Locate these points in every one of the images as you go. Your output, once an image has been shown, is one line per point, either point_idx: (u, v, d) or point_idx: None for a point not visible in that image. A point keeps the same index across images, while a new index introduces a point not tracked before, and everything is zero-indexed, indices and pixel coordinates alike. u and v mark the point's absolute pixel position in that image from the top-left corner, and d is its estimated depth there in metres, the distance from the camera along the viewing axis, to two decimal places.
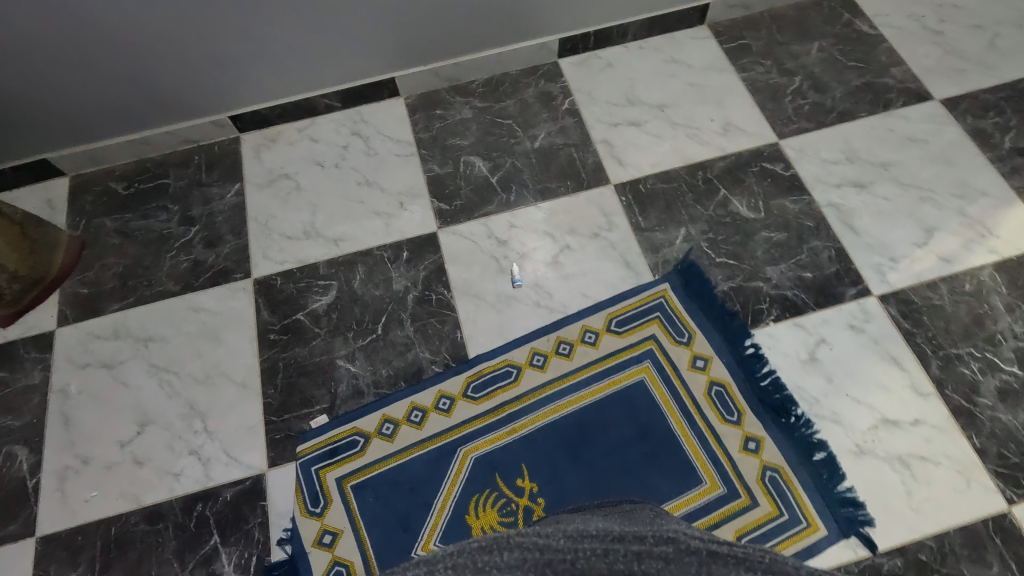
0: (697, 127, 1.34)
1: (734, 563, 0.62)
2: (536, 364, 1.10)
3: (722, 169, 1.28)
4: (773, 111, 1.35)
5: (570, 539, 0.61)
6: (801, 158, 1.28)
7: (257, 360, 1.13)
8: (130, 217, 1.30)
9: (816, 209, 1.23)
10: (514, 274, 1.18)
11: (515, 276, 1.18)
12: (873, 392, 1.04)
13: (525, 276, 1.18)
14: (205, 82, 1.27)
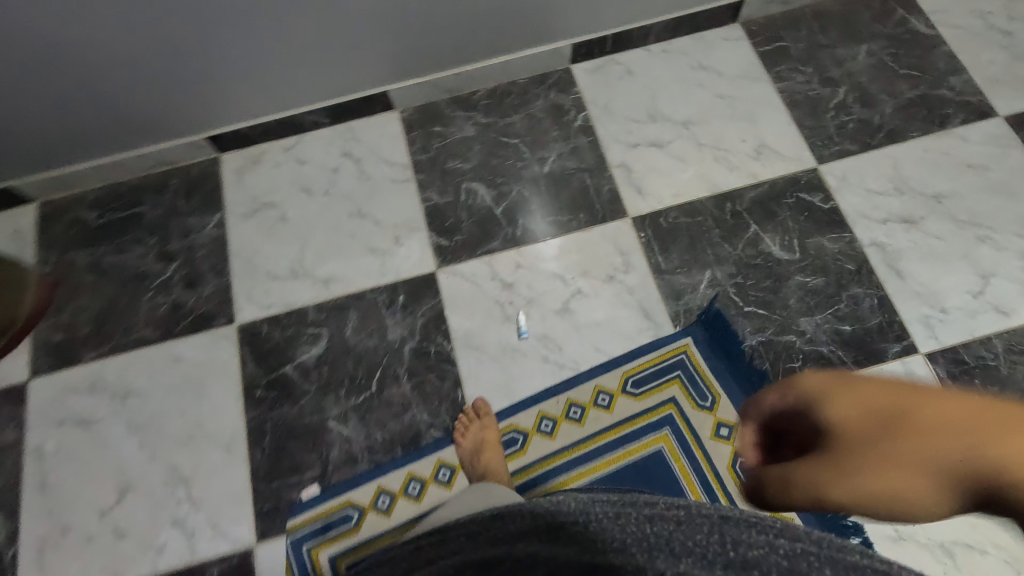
0: (726, 149, 1.19)
1: None
2: (544, 430, 1.01)
3: (753, 200, 1.15)
4: (813, 129, 1.20)
5: None
6: (843, 187, 1.14)
7: (244, 420, 1.05)
8: (103, 250, 1.19)
9: (858, 249, 1.10)
10: (519, 325, 1.08)
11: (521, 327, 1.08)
12: None
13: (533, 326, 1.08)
14: (179, 106, 1.12)
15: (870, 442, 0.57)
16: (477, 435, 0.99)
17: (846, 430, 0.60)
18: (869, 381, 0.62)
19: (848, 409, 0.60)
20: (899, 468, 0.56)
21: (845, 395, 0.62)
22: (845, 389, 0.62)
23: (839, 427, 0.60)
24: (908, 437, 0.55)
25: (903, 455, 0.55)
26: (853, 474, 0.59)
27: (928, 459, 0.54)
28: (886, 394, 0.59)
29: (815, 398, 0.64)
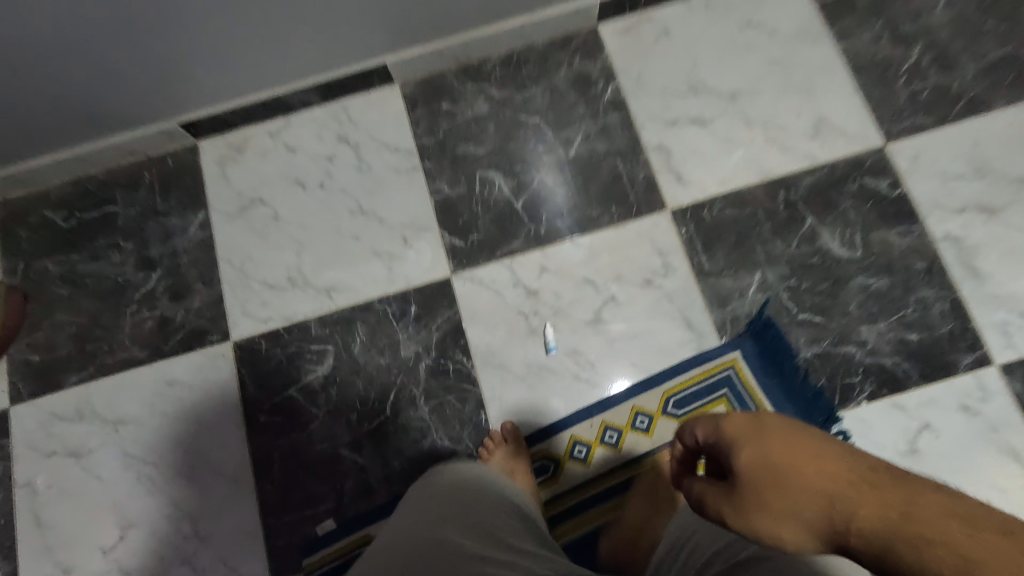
0: (779, 125, 1.03)
1: None
2: (577, 456, 0.93)
3: (810, 187, 1.00)
4: (881, 100, 1.03)
5: None
6: (914, 171, 1.00)
7: (248, 448, 0.97)
8: (76, 258, 1.06)
9: (929, 245, 0.97)
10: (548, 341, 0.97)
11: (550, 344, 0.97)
12: (984, 495, 0.87)
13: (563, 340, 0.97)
14: (142, 91, 0.96)
15: (777, 493, 0.60)
16: (506, 464, 0.90)
17: (774, 477, 0.60)
18: (780, 430, 0.64)
19: (773, 459, 0.61)
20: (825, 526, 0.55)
21: (778, 452, 0.62)
22: (779, 435, 0.64)
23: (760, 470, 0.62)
24: (809, 492, 0.57)
25: (813, 509, 0.56)
26: (763, 520, 0.61)
27: (840, 522, 0.54)
28: (797, 442, 0.62)
29: (737, 441, 0.66)
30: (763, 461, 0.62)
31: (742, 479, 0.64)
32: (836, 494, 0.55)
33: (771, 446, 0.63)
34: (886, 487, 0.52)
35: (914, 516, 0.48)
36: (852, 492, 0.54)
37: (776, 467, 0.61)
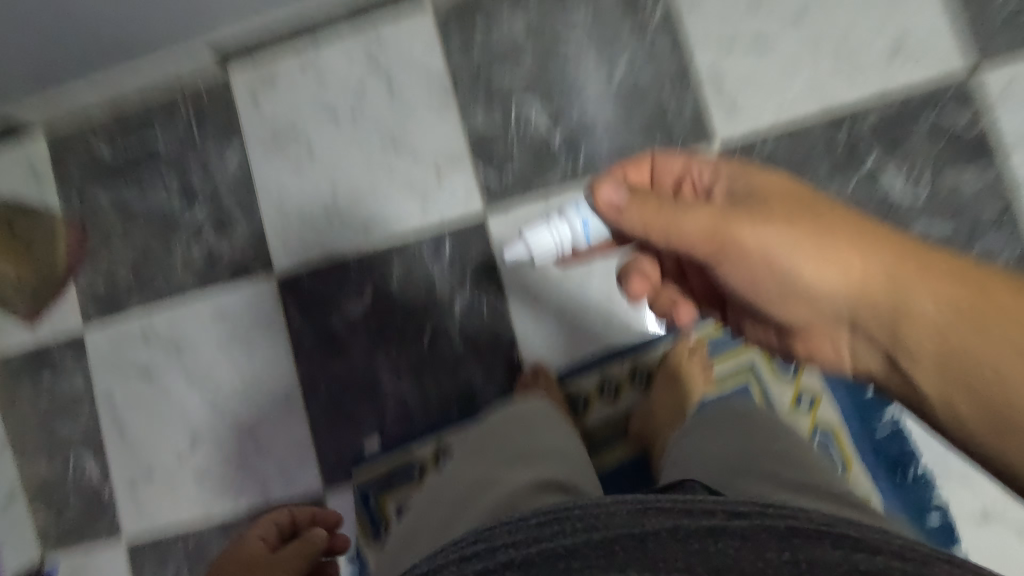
0: (851, 51, 0.93)
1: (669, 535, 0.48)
2: (606, 395, 0.96)
3: (877, 121, 0.92)
4: (976, 18, 0.90)
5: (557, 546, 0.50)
6: (1001, 104, 0.89)
7: (297, 375, 1.03)
8: (125, 190, 1.10)
9: (1004, 189, 0.89)
10: (580, 228, 0.70)
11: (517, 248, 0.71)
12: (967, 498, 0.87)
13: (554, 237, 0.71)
14: (167, 14, 0.92)
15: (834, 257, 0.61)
16: None
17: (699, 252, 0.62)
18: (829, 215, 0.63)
19: (768, 231, 0.61)
20: (781, 286, 0.64)
21: (747, 186, 0.66)
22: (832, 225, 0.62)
23: (636, 229, 0.62)
24: (845, 270, 0.62)
25: (837, 278, 0.62)
26: (801, 280, 0.63)
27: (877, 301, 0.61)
28: (761, 174, 0.66)
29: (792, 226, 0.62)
30: (714, 224, 0.61)
31: (806, 264, 0.62)
32: (822, 250, 0.62)
33: (744, 172, 0.67)
34: (920, 264, 0.60)
35: (942, 288, 0.59)
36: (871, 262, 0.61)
37: (647, 230, 0.62)
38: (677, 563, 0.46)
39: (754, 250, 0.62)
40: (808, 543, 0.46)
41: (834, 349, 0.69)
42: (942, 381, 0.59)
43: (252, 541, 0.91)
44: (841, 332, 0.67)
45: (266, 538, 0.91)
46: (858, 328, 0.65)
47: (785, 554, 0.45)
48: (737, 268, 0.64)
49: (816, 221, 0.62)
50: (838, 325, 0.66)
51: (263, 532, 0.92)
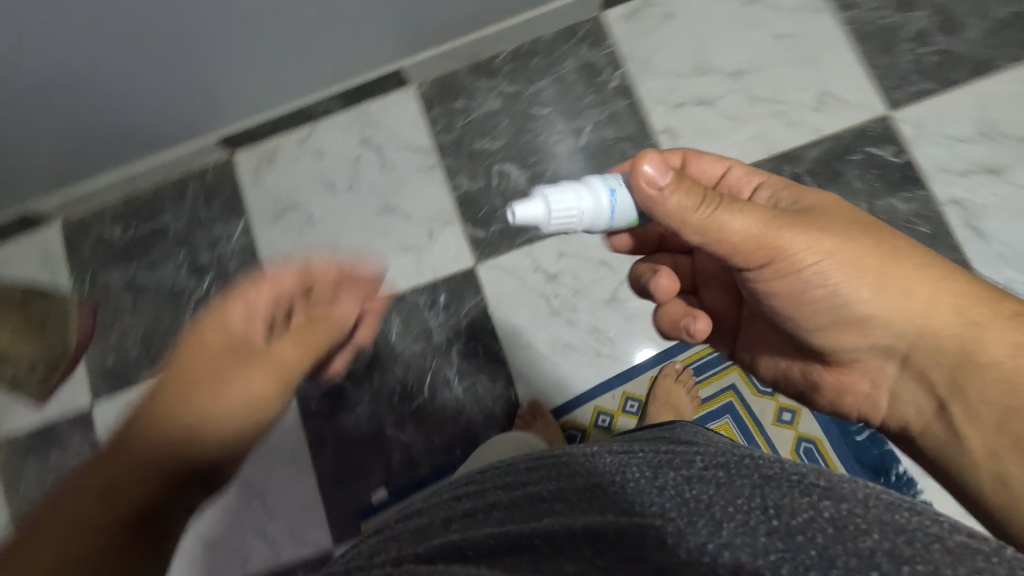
0: (784, 101, 1.07)
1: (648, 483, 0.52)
2: (601, 425, 1.01)
3: (816, 159, 1.04)
4: (886, 68, 1.05)
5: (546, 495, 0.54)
6: (919, 138, 1.03)
7: (303, 432, 1.07)
8: (137, 269, 1.17)
9: (935, 209, 1.00)
10: (608, 204, 0.60)
11: (538, 199, 0.58)
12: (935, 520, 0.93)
13: (576, 205, 0.59)
14: (183, 111, 1.02)
15: (884, 280, 0.63)
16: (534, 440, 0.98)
17: (745, 257, 0.61)
18: (877, 238, 0.64)
19: (827, 245, 0.62)
20: (838, 303, 0.64)
21: (802, 202, 0.66)
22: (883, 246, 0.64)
23: (678, 222, 0.58)
24: (897, 294, 0.64)
25: (891, 300, 0.64)
26: (858, 297, 0.64)
27: (930, 334, 0.64)
28: (813, 192, 0.67)
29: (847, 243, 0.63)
30: (767, 231, 0.59)
31: (859, 281, 0.63)
32: (882, 273, 0.63)
33: (796, 190, 0.67)
34: (976, 302, 0.63)
35: (1003, 329, 0.62)
36: (923, 292, 0.64)
37: (690, 226, 0.58)
38: (652, 507, 0.49)
39: (804, 263, 0.61)
40: (777, 492, 0.49)
41: (872, 388, 0.71)
42: (993, 448, 0.61)
43: (245, 327, 0.67)
44: (885, 364, 0.69)
45: (254, 316, 0.68)
46: (907, 365, 0.67)
47: (754, 498, 0.48)
48: (781, 279, 0.63)
49: (870, 241, 0.64)
50: (876, 353, 0.68)
51: (249, 311, 0.67)
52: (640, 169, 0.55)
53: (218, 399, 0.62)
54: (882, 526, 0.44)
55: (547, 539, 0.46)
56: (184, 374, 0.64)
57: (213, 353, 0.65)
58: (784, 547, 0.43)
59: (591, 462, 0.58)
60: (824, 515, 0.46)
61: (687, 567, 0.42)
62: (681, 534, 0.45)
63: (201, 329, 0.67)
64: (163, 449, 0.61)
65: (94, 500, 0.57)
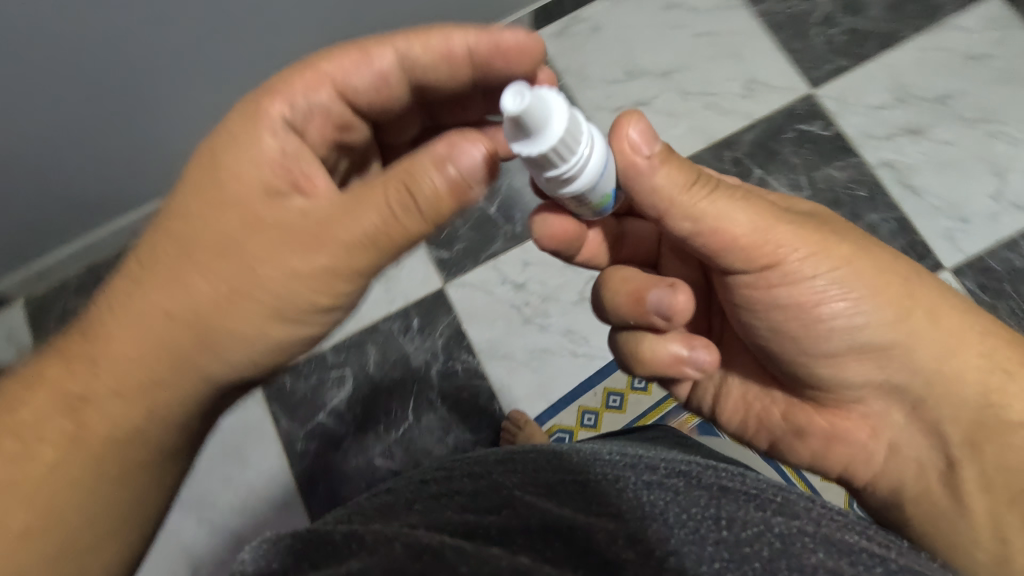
0: (714, 93, 1.13)
1: (614, 487, 0.56)
2: (588, 424, 1.02)
3: (752, 142, 1.10)
4: (802, 51, 1.12)
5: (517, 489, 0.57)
6: (843, 110, 1.09)
7: (292, 476, 1.05)
8: None
9: (869, 173, 1.06)
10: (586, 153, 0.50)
11: (556, 98, 0.43)
12: None
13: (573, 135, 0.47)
14: (137, 171, 1.03)
15: (899, 303, 0.61)
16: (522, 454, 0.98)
17: (745, 255, 0.58)
18: (890, 263, 0.62)
19: (846, 251, 0.60)
20: (846, 319, 0.61)
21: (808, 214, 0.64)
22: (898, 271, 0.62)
23: (667, 202, 0.55)
24: (915, 319, 0.61)
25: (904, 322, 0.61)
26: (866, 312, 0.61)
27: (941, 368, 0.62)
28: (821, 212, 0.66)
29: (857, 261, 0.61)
30: (775, 224, 0.58)
31: (871, 299, 0.61)
32: (898, 293, 0.61)
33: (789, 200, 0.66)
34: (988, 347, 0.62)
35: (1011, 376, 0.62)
36: (941, 318, 0.62)
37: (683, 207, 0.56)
38: (614, 509, 0.54)
39: (807, 273, 0.59)
40: (732, 505, 0.53)
41: (870, 436, 0.66)
42: (996, 513, 0.60)
43: (280, 165, 0.53)
44: (891, 411, 0.65)
45: (293, 172, 0.53)
46: (917, 409, 0.63)
47: (709, 508, 0.53)
48: (790, 289, 0.60)
49: (882, 260, 0.62)
50: (877, 390, 0.64)
51: (308, 103, 0.56)
52: (624, 131, 0.53)
53: (223, 318, 0.51)
54: (827, 546, 0.50)
55: (502, 531, 0.51)
56: (191, 246, 0.51)
57: (215, 241, 0.51)
58: (728, 556, 0.49)
59: (562, 456, 0.61)
60: (773, 531, 0.51)
61: (631, 563, 0.49)
62: (631, 536, 0.51)
63: (224, 164, 0.53)
64: (160, 357, 0.53)
65: (73, 405, 0.53)
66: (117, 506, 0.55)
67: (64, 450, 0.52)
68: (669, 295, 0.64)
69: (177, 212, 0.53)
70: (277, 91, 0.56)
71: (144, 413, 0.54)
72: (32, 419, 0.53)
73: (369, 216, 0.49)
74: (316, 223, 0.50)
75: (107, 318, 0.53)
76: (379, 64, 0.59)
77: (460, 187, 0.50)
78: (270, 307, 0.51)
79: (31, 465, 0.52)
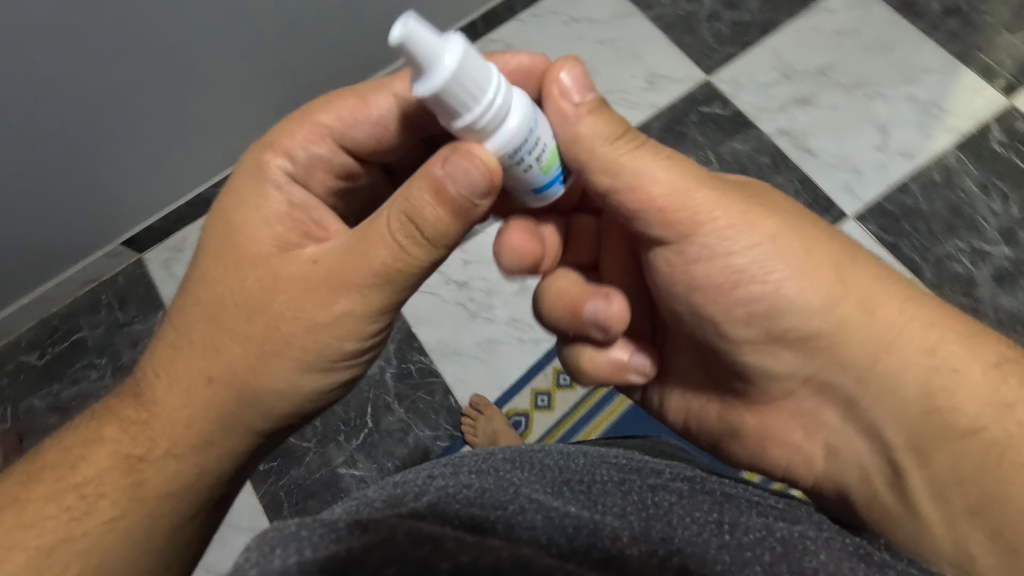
0: (621, 90, 1.23)
1: (620, 491, 0.55)
2: (541, 405, 1.06)
3: (661, 128, 1.20)
4: (693, 45, 1.24)
5: (515, 480, 0.53)
6: (737, 91, 1.20)
7: (257, 498, 1.05)
8: (62, 387, 1.17)
9: (768, 142, 1.16)
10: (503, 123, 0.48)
11: (455, 41, 0.43)
12: None
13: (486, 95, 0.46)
14: (82, 220, 1.07)
15: (826, 277, 0.57)
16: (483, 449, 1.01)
17: (661, 218, 0.58)
18: (822, 236, 0.59)
19: (771, 226, 0.58)
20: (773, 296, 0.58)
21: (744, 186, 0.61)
22: (828, 242, 0.59)
23: (586, 152, 0.56)
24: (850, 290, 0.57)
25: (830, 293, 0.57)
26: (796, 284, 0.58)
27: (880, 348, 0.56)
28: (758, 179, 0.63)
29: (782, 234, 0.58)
30: (696, 185, 0.58)
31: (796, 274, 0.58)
32: (828, 266, 0.58)
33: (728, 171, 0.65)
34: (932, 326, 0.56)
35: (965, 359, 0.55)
36: (875, 293, 0.57)
37: (600, 158, 0.56)
38: (617, 508, 0.52)
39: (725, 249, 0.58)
40: (735, 513, 0.54)
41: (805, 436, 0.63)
42: (954, 518, 0.53)
43: (287, 217, 0.59)
44: (825, 410, 0.61)
45: (304, 223, 0.60)
46: (852, 407, 0.59)
47: (711, 513, 0.54)
48: (703, 266, 0.60)
49: (809, 227, 0.59)
50: (806, 385, 0.61)
51: (307, 154, 0.62)
52: (556, 77, 0.54)
53: (259, 375, 0.56)
54: (831, 551, 0.50)
55: (509, 525, 0.45)
56: (221, 311, 0.56)
57: (244, 303, 0.56)
58: (731, 560, 0.47)
59: (565, 461, 0.61)
60: (774, 535, 0.51)
61: (637, 561, 0.45)
62: (636, 535, 0.48)
63: (238, 227, 0.59)
64: (208, 417, 0.57)
65: (132, 465, 0.57)
66: (165, 562, 0.59)
67: (123, 508, 0.56)
68: (603, 306, 0.64)
69: (212, 283, 0.58)
70: (278, 145, 0.62)
71: (198, 468, 0.58)
72: (91, 477, 0.57)
73: (380, 252, 0.53)
74: (331, 271, 0.54)
75: (154, 382, 0.58)
76: (377, 109, 0.62)
77: (459, 204, 0.50)
78: (303, 361, 0.57)
79: (91, 519, 0.56)
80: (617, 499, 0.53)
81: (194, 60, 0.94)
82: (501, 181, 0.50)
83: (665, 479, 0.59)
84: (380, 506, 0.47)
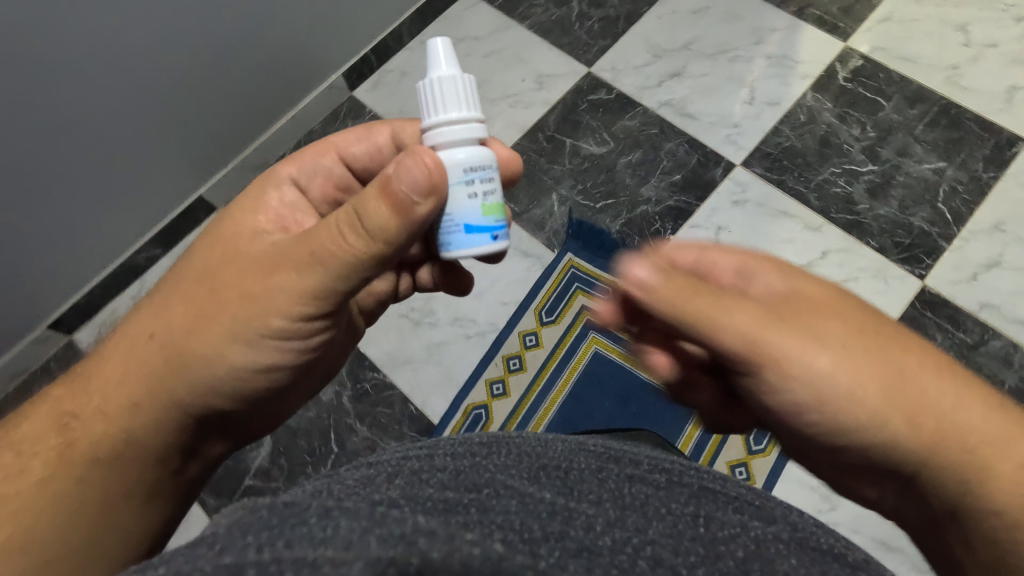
0: (514, 94, 1.33)
1: (594, 481, 0.53)
2: (497, 393, 1.10)
3: (557, 120, 1.29)
4: (571, 44, 1.35)
5: (492, 471, 0.51)
6: (617, 76, 1.31)
7: None
8: None
9: (653, 115, 1.27)
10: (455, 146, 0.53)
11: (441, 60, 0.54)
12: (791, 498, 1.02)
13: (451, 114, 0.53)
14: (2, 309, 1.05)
15: (895, 425, 0.55)
16: None
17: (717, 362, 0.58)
18: (895, 381, 0.55)
19: (839, 377, 0.55)
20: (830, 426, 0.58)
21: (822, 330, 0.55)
22: (904, 393, 0.55)
23: (664, 314, 0.55)
24: (913, 433, 0.55)
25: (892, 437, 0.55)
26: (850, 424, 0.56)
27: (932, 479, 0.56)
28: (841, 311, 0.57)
29: (853, 386, 0.55)
30: (762, 340, 0.55)
31: (856, 419, 0.56)
32: (892, 411, 0.55)
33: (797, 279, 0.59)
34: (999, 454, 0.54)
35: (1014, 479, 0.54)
36: (942, 443, 0.55)
37: (683, 317, 0.54)
38: (591, 495, 0.50)
39: (786, 394, 0.57)
40: (708, 508, 0.53)
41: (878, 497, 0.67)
42: None
43: (275, 214, 0.64)
44: (887, 488, 0.65)
45: (286, 220, 0.64)
46: (908, 496, 0.62)
47: (689, 507, 0.53)
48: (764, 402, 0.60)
49: (886, 378, 0.55)
50: (869, 474, 0.64)
51: (313, 165, 0.68)
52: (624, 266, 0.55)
53: (191, 340, 0.59)
54: (802, 554, 0.49)
55: (483, 508, 0.44)
56: (182, 277, 0.61)
57: (202, 271, 0.61)
58: (704, 551, 0.46)
59: (542, 449, 0.58)
60: (749, 534, 0.50)
61: (609, 549, 0.43)
62: (611, 522, 0.47)
63: (232, 211, 0.65)
64: (140, 375, 0.61)
65: (66, 423, 0.60)
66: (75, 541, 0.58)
67: (51, 469, 0.58)
68: (697, 394, 0.74)
69: (190, 257, 0.63)
70: (291, 159, 0.69)
71: (123, 434, 0.61)
72: (29, 436, 0.60)
73: (323, 238, 0.53)
74: (279, 251, 0.57)
75: (111, 342, 0.63)
76: (378, 137, 0.68)
77: (401, 204, 0.50)
78: (234, 330, 0.58)
79: (21, 479, 0.57)
80: (592, 489, 0.52)
81: (94, 133, 0.95)
82: (444, 187, 0.51)
83: (646, 474, 0.58)
84: (354, 490, 0.45)
